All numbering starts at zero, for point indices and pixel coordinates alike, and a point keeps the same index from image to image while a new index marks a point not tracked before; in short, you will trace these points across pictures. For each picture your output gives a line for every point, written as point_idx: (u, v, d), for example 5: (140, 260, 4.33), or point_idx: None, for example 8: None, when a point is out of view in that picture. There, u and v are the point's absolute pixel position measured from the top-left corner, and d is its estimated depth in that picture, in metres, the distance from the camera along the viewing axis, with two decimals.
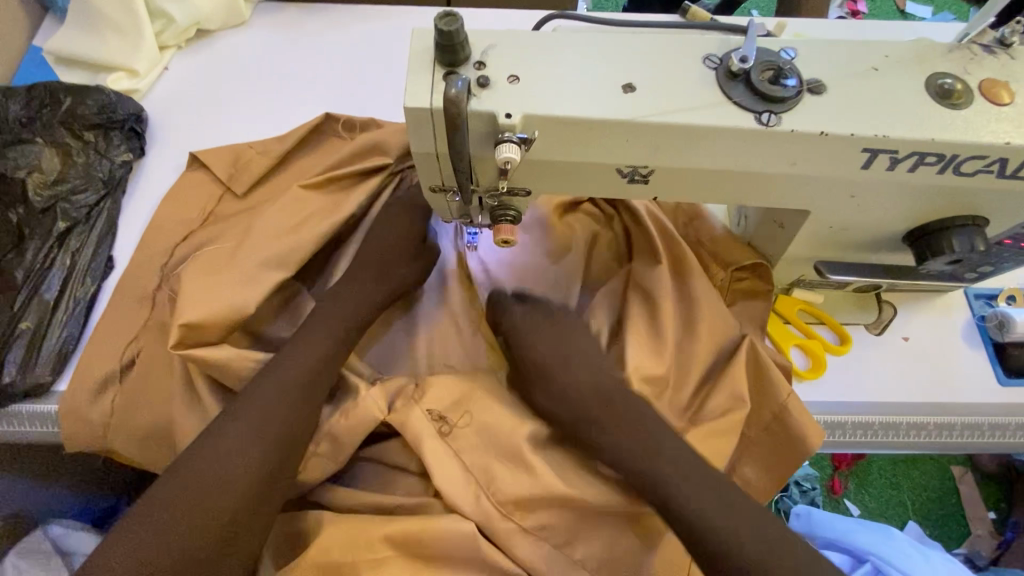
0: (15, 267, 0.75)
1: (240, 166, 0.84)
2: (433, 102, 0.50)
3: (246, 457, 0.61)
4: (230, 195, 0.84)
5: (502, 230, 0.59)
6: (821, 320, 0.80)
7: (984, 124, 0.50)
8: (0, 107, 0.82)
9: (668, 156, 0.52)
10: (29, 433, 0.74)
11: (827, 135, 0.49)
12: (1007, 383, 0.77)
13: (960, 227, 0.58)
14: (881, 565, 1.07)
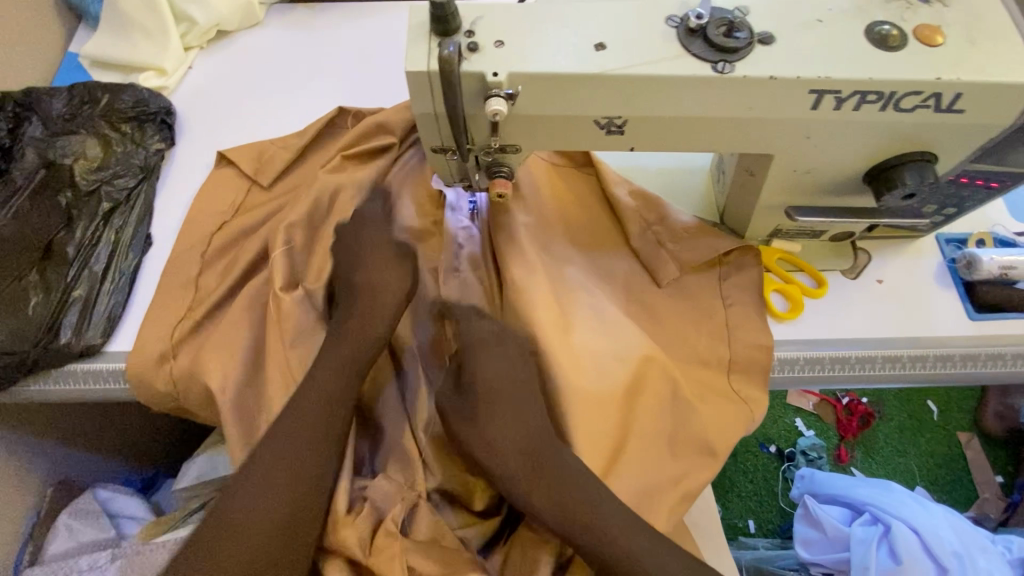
0: (66, 244, 0.83)
1: (264, 161, 0.92)
2: (430, 66, 0.57)
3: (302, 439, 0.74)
4: (256, 188, 0.91)
5: (497, 185, 0.66)
6: (800, 267, 0.85)
7: (917, 63, 0.57)
8: (47, 104, 0.91)
9: (639, 106, 0.59)
10: (81, 391, 0.83)
11: (776, 79, 0.57)
12: (976, 317, 0.82)
13: (910, 162, 0.64)
14: (880, 514, 1.16)
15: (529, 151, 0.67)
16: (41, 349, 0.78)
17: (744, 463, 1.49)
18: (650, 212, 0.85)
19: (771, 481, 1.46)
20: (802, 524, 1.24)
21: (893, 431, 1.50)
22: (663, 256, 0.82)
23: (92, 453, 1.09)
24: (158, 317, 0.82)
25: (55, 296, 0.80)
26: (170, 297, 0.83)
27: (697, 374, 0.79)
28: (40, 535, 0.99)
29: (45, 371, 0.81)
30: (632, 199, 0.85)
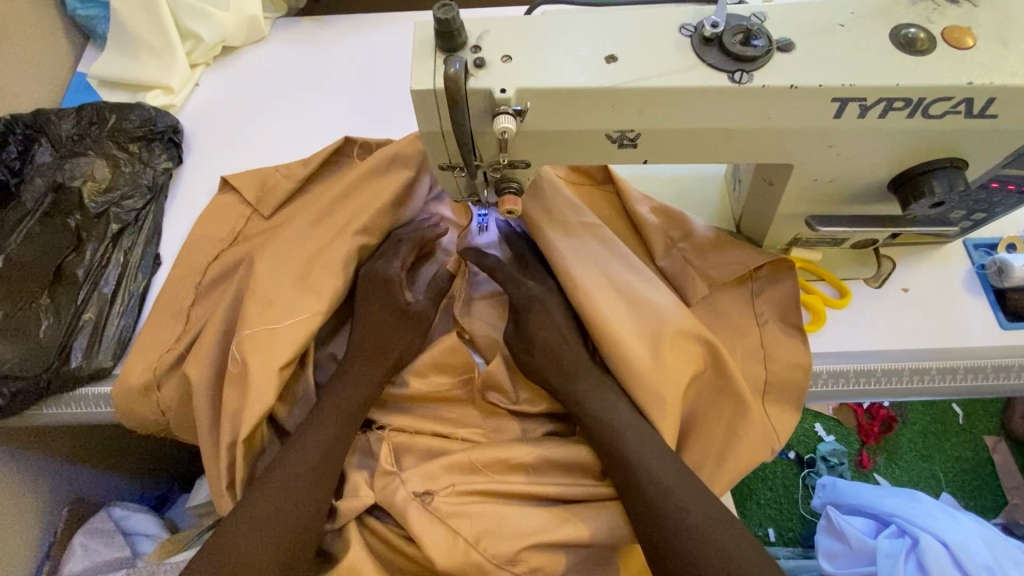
0: (75, 266, 0.83)
1: (266, 189, 0.90)
2: (436, 84, 0.56)
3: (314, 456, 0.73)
4: (257, 217, 0.90)
5: (507, 201, 0.64)
6: (820, 276, 0.83)
7: (946, 67, 0.54)
8: (54, 126, 0.91)
9: (652, 119, 0.57)
10: (91, 414, 0.83)
11: (797, 88, 0.54)
12: (1008, 326, 0.78)
13: (940, 170, 0.61)
14: (907, 526, 1.12)
15: (539, 166, 0.65)
16: (52, 373, 0.78)
17: (762, 470, 1.45)
18: (669, 224, 0.83)
19: (791, 489, 1.43)
20: (825, 536, 1.21)
21: (918, 437, 1.46)
22: (690, 271, 0.82)
23: (104, 470, 1.09)
24: (170, 339, 0.82)
25: (65, 319, 0.80)
26: (181, 318, 0.83)
27: (713, 388, 0.76)
28: (57, 554, 0.99)
29: (57, 394, 0.81)
30: (654, 216, 0.84)
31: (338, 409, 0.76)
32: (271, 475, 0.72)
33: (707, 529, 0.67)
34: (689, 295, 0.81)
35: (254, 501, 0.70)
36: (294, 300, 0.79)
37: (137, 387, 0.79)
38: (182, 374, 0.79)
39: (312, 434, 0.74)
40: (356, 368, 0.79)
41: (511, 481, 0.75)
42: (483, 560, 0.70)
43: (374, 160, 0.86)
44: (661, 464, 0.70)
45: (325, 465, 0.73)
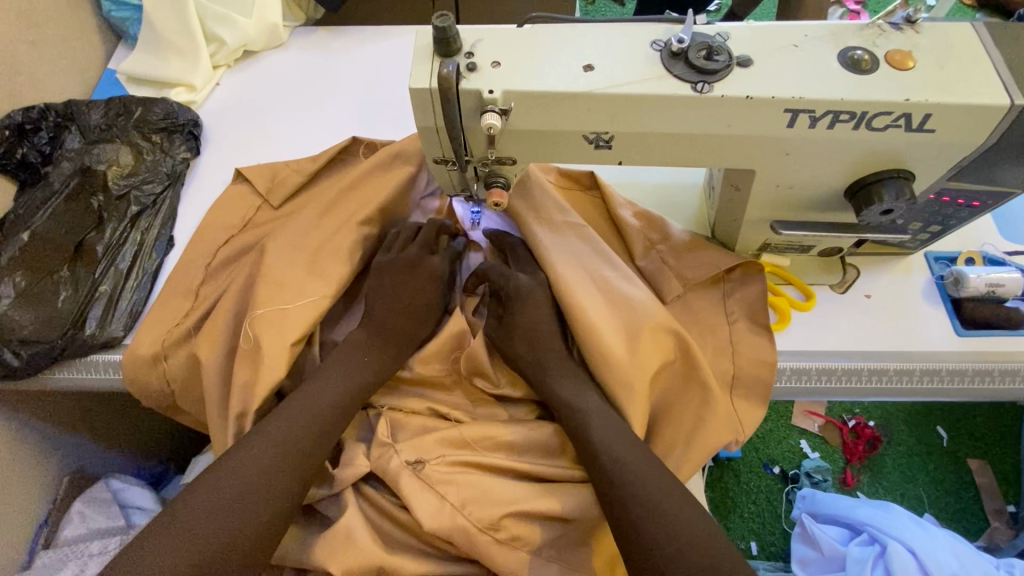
0: (96, 242, 0.90)
1: (277, 181, 0.97)
2: (431, 83, 0.62)
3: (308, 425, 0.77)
4: (266, 207, 0.97)
5: (495, 194, 0.72)
6: (788, 280, 0.88)
7: (887, 85, 0.61)
8: (85, 116, 0.99)
9: (625, 122, 0.64)
10: (100, 381, 0.88)
11: (753, 99, 0.60)
12: (964, 333, 0.83)
13: (889, 179, 0.67)
14: (878, 535, 1.15)
15: (524, 164, 0.71)
16: (67, 339, 0.83)
17: (746, 483, 1.48)
18: (652, 225, 0.90)
19: (774, 502, 1.46)
20: (800, 543, 1.25)
21: (900, 456, 1.49)
22: (666, 272, 0.87)
23: (106, 445, 1.14)
24: (178, 315, 0.88)
25: (83, 290, 0.86)
26: (190, 296, 0.89)
27: (683, 378, 0.82)
28: (55, 521, 1.03)
29: (70, 361, 0.86)
30: (636, 220, 0.90)
31: (325, 386, 0.81)
32: (265, 440, 0.75)
33: (675, 511, 0.70)
34: (665, 293, 0.87)
35: (248, 460, 0.73)
36: (297, 282, 0.85)
37: (145, 358, 0.85)
38: (190, 350, 0.85)
39: (297, 407, 0.78)
40: (349, 352, 0.85)
41: (497, 456, 0.80)
42: (468, 524, 0.74)
43: (378, 158, 0.93)
44: (626, 451, 0.74)
45: (306, 437, 0.76)
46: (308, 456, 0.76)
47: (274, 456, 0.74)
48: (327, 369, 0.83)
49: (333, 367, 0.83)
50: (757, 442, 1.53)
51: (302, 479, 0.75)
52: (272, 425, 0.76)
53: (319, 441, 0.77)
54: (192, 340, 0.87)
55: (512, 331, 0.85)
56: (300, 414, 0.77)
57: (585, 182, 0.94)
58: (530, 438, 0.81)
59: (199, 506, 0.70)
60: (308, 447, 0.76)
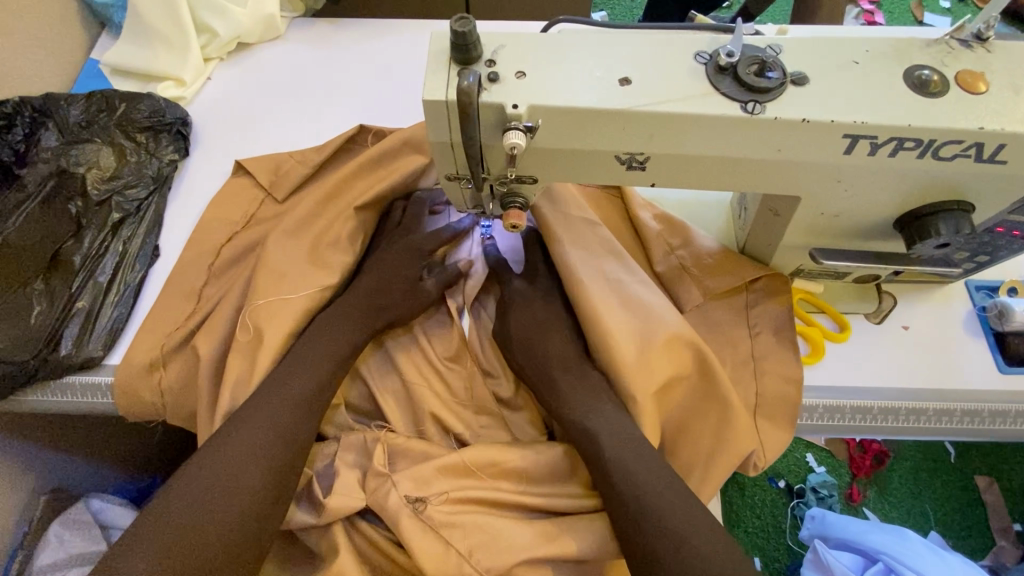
0: (73, 253, 0.82)
1: (281, 174, 0.91)
2: (448, 95, 0.55)
3: (286, 403, 0.71)
4: (272, 200, 0.91)
5: (512, 215, 0.65)
6: (820, 308, 0.82)
7: (958, 110, 0.54)
8: (63, 112, 0.91)
9: (663, 143, 0.57)
10: (77, 404, 0.81)
11: (809, 123, 0.54)
12: (1006, 370, 0.78)
13: (947, 212, 0.61)
14: (893, 565, 1.10)
15: (547, 182, 0.65)
16: (40, 360, 0.76)
17: (751, 496, 1.43)
18: (675, 229, 0.84)
19: (779, 518, 1.41)
20: (812, 570, 1.18)
21: (908, 471, 1.44)
22: (685, 278, 0.81)
23: (88, 460, 1.07)
24: (181, 316, 0.81)
25: (58, 306, 0.79)
26: (192, 298, 0.83)
27: (701, 404, 0.75)
28: (31, 544, 0.96)
29: (44, 382, 0.79)
30: (656, 223, 0.84)
31: (289, 389, 0.72)
32: (243, 421, 0.69)
33: (703, 560, 0.63)
34: (683, 302, 0.81)
35: (224, 442, 0.68)
36: (293, 298, 0.78)
37: (140, 365, 0.78)
38: (190, 348, 0.79)
39: (259, 414, 0.70)
40: (317, 347, 0.75)
41: (505, 490, 0.73)
42: (475, 573, 0.68)
43: (385, 143, 0.86)
44: (646, 476, 0.68)
45: (283, 418, 0.70)
46: (290, 436, 0.70)
47: (251, 438, 0.68)
48: (290, 369, 0.73)
49: (313, 343, 0.76)
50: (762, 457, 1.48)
51: (277, 491, 0.67)
52: (251, 406, 0.71)
53: (299, 422, 0.71)
54: (186, 349, 0.80)
55: (514, 341, 0.79)
56: (263, 422, 0.69)
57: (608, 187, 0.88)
58: (540, 480, 0.75)
59: (158, 533, 0.63)
60: (286, 427, 0.70)
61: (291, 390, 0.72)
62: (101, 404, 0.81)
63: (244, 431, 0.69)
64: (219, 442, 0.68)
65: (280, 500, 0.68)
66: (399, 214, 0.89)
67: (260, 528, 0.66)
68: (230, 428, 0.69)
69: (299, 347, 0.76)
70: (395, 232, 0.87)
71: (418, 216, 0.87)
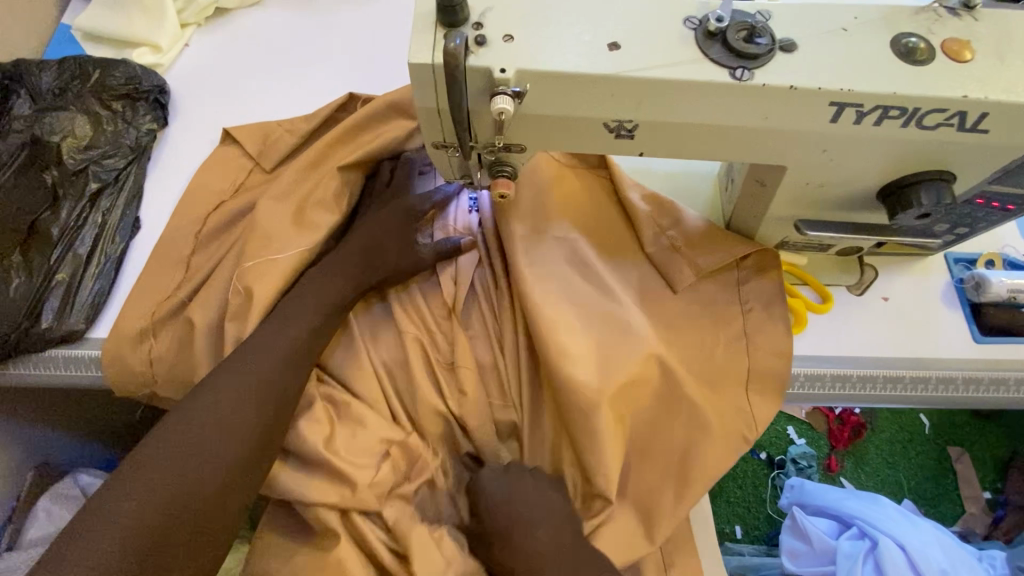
0: (50, 224, 0.80)
1: (269, 143, 0.89)
2: (434, 58, 0.54)
3: (275, 357, 0.70)
4: (256, 170, 0.89)
5: (499, 185, 0.63)
6: (804, 280, 0.83)
7: (943, 78, 0.55)
8: (34, 78, 0.88)
9: (651, 110, 0.57)
10: (74, 377, 0.80)
11: (797, 90, 0.54)
12: (981, 340, 0.80)
13: (928, 182, 0.62)
14: (867, 529, 1.14)
15: (534, 151, 0.64)
16: (21, 333, 0.75)
17: (733, 469, 1.47)
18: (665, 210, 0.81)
19: (760, 488, 1.45)
20: (789, 535, 1.21)
21: (884, 443, 1.49)
22: (675, 258, 0.79)
23: (75, 435, 1.06)
24: (170, 286, 0.80)
25: (37, 278, 0.77)
26: (181, 267, 0.82)
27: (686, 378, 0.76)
28: (18, 519, 0.96)
29: (26, 355, 0.78)
30: (645, 204, 0.82)
31: (272, 344, 0.71)
32: (234, 372, 0.69)
33: None
34: (676, 281, 0.79)
35: (213, 391, 0.68)
36: (278, 268, 0.77)
37: (130, 334, 0.78)
38: (184, 316, 0.78)
39: (249, 365, 0.69)
40: (300, 306, 0.74)
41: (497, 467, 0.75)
42: None
43: (370, 107, 0.85)
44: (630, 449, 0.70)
45: (270, 373, 0.69)
46: (279, 390, 0.69)
47: (240, 390, 0.68)
48: (277, 323, 0.73)
49: (299, 298, 0.75)
50: None
51: (261, 444, 0.67)
52: (240, 358, 0.70)
53: (285, 380, 0.70)
54: (179, 317, 0.79)
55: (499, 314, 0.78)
56: (252, 374, 0.69)
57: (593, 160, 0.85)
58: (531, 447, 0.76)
59: (146, 478, 0.63)
60: (275, 380, 0.69)
61: (281, 344, 0.71)
62: (97, 377, 0.80)
63: (233, 382, 0.68)
64: (204, 389, 0.68)
65: (266, 449, 0.68)
66: (387, 175, 0.88)
67: (244, 480, 0.66)
68: (213, 380, 0.68)
69: (284, 300, 0.75)
70: (382, 192, 0.86)
71: (406, 178, 0.87)
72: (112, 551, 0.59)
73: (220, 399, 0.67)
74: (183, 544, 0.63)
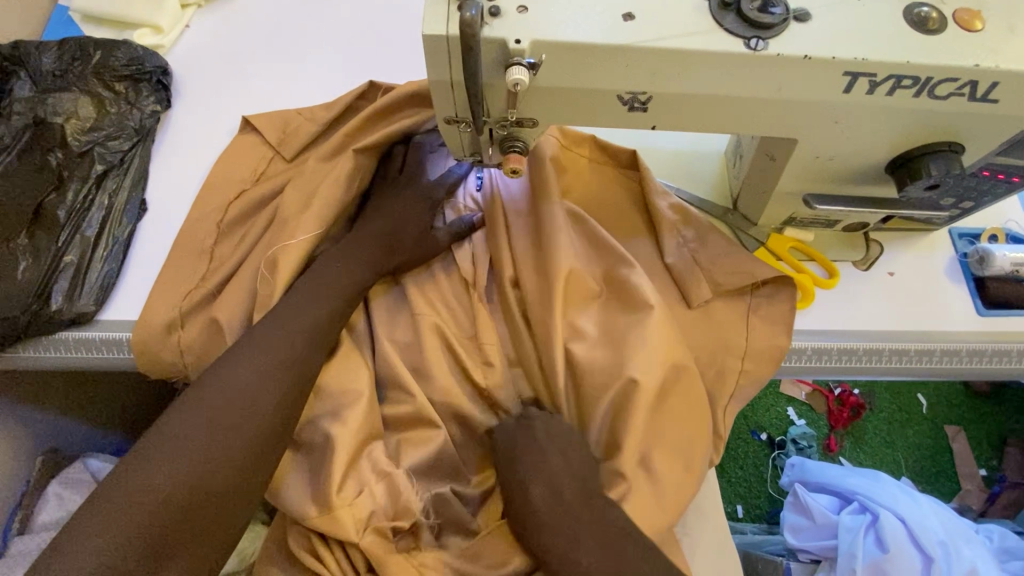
0: (57, 206, 0.80)
1: (290, 131, 0.88)
2: (449, 30, 0.54)
3: (294, 335, 0.70)
4: (265, 152, 0.88)
5: (512, 160, 0.64)
6: (811, 257, 0.84)
7: (956, 48, 0.55)
8: (35, 60, 0.87)
9: (665, 81, 0.57)
10: (98, 360, 0.80)
11: (810, 59, 0.54)
12: (984, 313, 0.81)
13: (938, 153, 0.62)
14: (868, 503, 1.15)
15: (546, 126, 0.64)
16: (30, 315, 0.75)
17: (735, 449, 1.49)
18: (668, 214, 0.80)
19: (761, 468, 1.47)
20: (791, 512, 1.22)
21: (883, 422, 1.51)
22: (697, 271, 0.78)
23: (83, 422, 1.07)
24: (197, 276, 0.80)
25: (45, 260, 0.77)
26: (204, 257, 0.81)
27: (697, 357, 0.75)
28: (29, 505, 0.96)
29: (36, 338, 0.78)
30: (673, 211, 0.80)
31: (291, 324, 0.71)
32: (254, 351, 0.69)
33: None
34: (692, 296, 0.78)
35: (233, 368, 0.68)
36: (289, 249, 0.77)
37: (159, 324, 0.77)
38: (195, 297, 0.78)
39: (267, 342, 0.69)
40: (320, 287, 0.74)
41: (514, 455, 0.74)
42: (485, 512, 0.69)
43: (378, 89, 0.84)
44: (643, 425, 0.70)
45: (289, 352, 0.69)
46: (297, 367, 0.69)
47: (260, 368, 0.68)
48: (295, 303, 0.73)
49: (315, 279, 0.75)
50: (746, 411, 1.53)
51: (280, 422, 0.67)
52: (258, 336, 0.70)
53: (299, 358, 0.69)
54: (211, 305, 0.79)
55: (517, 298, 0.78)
56: (271, 351, 0.69)
57: (614, 155, 0.84)
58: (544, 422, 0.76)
59: (168, 452, 0.63)
60: (294, 358, 0.69)
61: (299, 322, 0.71)
62: (123, 361, 0.80)
63: (253, 360, 0.68)
64: (224, 365, 0.68)
65: (287, 425, 0.68)
66: (400, 161, 0.87)
67: (263, 459, 0.66)
68: (233, 359, 0.68)
69: (302, 284, 0.75)
70: (395, 179, 0.86)
71: (418, 161, 0.86)
72: (133, 528, 0.59)
73: (241, 376, 0.67)
74: (206, 518, 0.63)
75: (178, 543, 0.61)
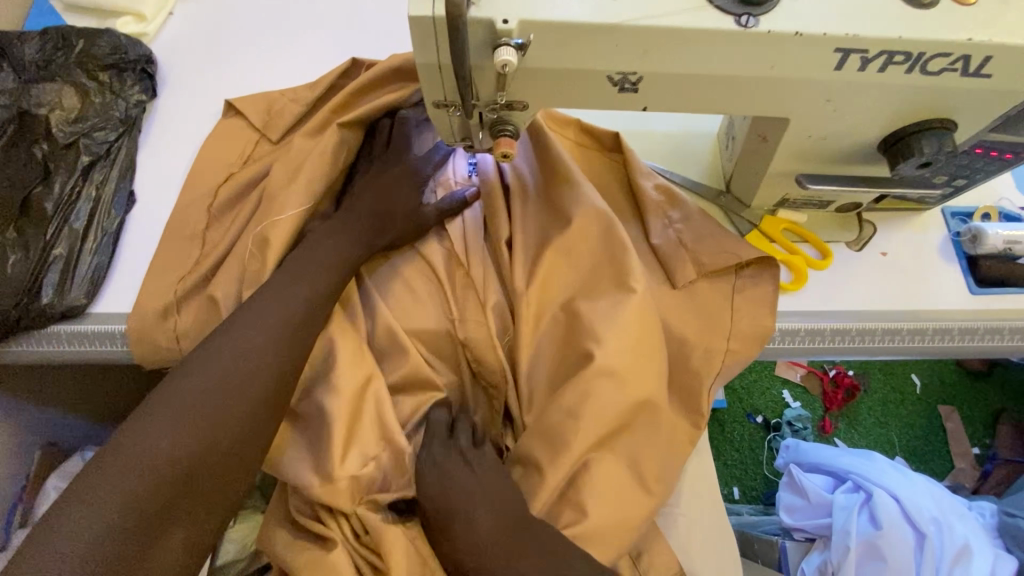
0: (44, 199, 0.79)
1: (273, 114, 0.87)
2: (436, 10, 0.53)
3: (287, 312, 0.70)
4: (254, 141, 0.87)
5: (503, 144, 0.64)
6: (804, 238, 0.84)
7: (947, 22, 0.55)
8: (17, 51, 0.86)
9: (656, 60, 0.56)
10: (93, 354, 0.80)
11: (802, 36, 0.54)
12: (977, 291, 0.82)
13: (929, 130, 0.62)
14: (862, 482, 1.16)
15: (537, 109, 0.63)
16: (21, 309, 0.74)
17: (731, 432, 1.50)
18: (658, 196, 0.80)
19: (756, 450, 1.49)
20: (786, 492, 1.24)
21: (877, 403, 1.52)
22: (682, 254, 0.78)
23: (80, 415, 1.06)
24: (188, 263, 0.79)
25: (34, 253, 0.76)
26: (196, 248, 0.80)
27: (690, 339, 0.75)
28: (29, 499, 0.97)
29: (28, 332, 0.77)
30: (658, 192, 0.80)
31: (280, 305, 0.70)
32: (246, 326, 0.68)
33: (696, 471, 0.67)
34: (677, 277, 0.77)
35: (225, 343, 0.67)
36: (280, 237, 0.76)
37: (154, 311, 0.77)
38: (184, 287, 0.78)
39: (260, 317, 0.69)
40: (308, 269, 0.73)
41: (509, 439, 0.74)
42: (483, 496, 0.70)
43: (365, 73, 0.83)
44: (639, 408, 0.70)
45: (280, 336, 0.69)
46: (290, 355, 0.69)
47: (252, 343, 0.67)
48: (285, 279, 0.72)
49: (302, 258, 0.74)
50: (741, 394, 1.54)
51: (271, 404, 0.67)
52: (250, 311, 0.69)
53: (291, 344, 0.69)
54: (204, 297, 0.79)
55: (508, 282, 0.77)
56: (264, 326, 0.68)
57: (599, 140, 0.84)
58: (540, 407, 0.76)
59: (161, 426, 0.62)
60: (287, 335, 0.69)
61: (291, 298, 0.70)
62: (118, 353, 0.80)
63: (245, 335, 0.68)
64: (217, 339, 0.67)
65: (281, 400, 0.68)
66: (386, 134, 0.86)
67: (255, 439, 0.66)
68: (226, 336, 0.67)
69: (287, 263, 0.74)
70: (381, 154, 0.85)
71: (405, 135, 0.84)
72: (128, 500, 0.59)
73: (234, 350, 0.67)
74: (204, 489, 0.63)
75: (172, 521, 0.62)
